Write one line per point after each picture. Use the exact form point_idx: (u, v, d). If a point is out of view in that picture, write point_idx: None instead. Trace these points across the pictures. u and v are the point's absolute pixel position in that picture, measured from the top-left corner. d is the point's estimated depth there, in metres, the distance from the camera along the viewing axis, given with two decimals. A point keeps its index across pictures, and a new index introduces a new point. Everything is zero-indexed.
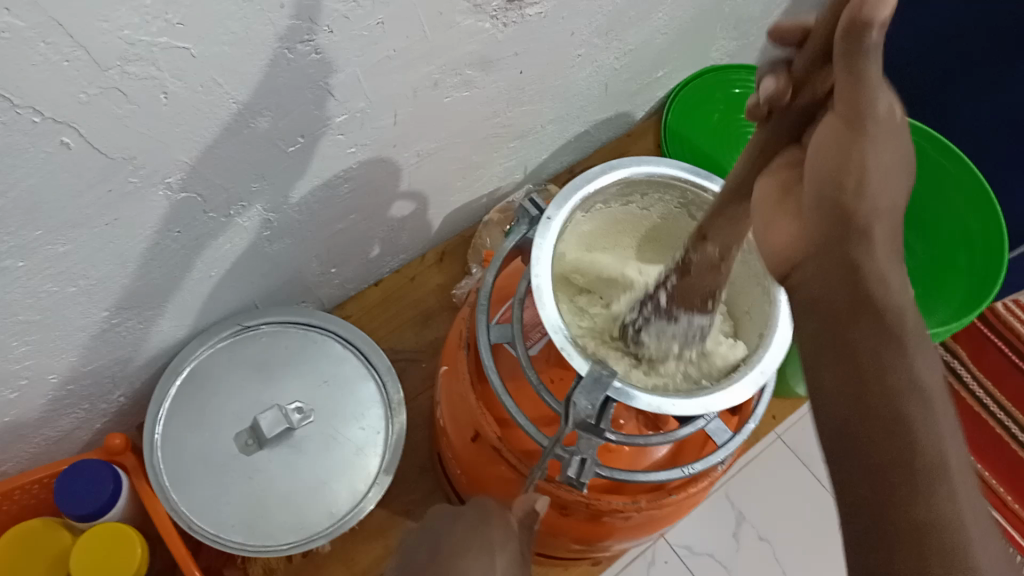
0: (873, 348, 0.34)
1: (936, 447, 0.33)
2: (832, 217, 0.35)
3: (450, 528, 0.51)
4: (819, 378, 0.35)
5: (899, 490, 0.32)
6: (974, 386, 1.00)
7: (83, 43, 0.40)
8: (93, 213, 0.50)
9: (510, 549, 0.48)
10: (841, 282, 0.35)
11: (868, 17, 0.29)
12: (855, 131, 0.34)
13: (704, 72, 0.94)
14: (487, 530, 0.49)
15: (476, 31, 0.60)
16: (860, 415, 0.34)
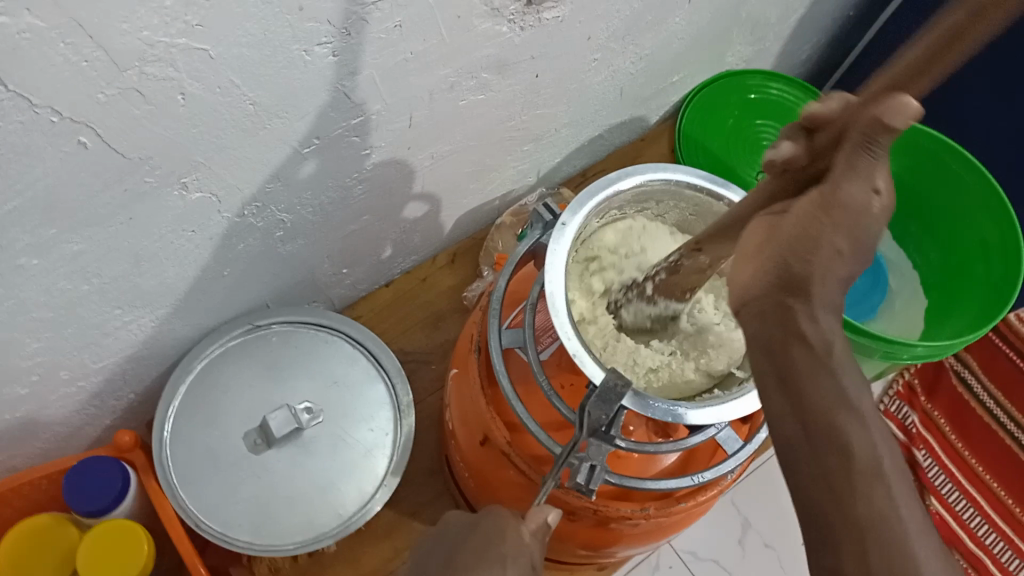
0: (807, 376, 0.36)
1: (873, 457, 0.35)
2: (780, 275, 0.37)
3: (463, 536, 0.50)
4: (766, 403, 0.37)
5: (847, 497, 0.35)
6: (983, 396, 0.99)
7: (103, 44, 0.40)
8: (108, 212, 0.50)
9: (523, 562, 0.47)
10: (775, 321, 0.37)
11: (887, 121, 0.32)
12: (835, 207, 0.36)
13: (720, 77, 0.94)
14: (499, 540, 0.48)
15: (494, 34, 0.60)
16: (802, 434, 0.36)
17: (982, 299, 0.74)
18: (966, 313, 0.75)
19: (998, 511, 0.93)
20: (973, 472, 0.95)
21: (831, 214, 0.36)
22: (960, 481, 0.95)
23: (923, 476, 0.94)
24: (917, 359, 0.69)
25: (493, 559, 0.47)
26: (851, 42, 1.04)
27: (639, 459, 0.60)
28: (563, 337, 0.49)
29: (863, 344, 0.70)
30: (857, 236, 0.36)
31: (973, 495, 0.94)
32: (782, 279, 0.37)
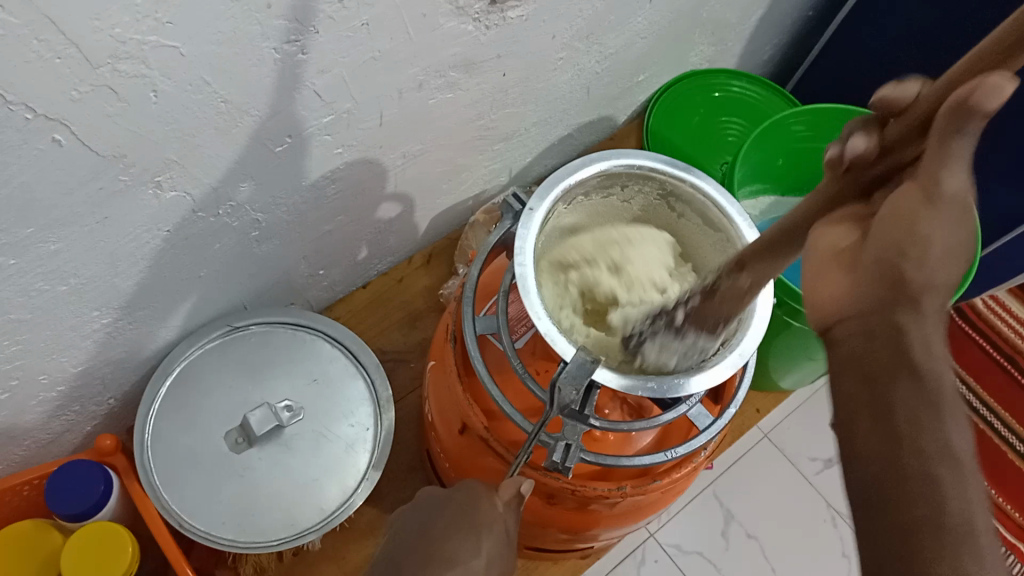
0: (914, 409, 0.32)
1: (964, 513, 0.30)
2: (886, 279, 0.33)
3: (438, 508, 0.52)
4: (851, 433, 0.33)
5: (935, 564, 0.30)
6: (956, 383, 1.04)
7: (75, 40, 0.41)
8: (84, 211, 0.51)
9: (496, 532, 0.50)
10: (882, 343, 0.33)
11: (975, 104, 0.28)
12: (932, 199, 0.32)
13: (685, 76, 0.96)
14: (476, 511, 0.51)
15: (459, 32, 0.61)
16: (891, 469, 0.32)
17: None
18: None
19: None
20: None
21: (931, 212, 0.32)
22: None
23: None
24: None
25: (469, 529, 0.50)
26: (811, 40, 1.07)
27: (615, 440, 0.61)
28: (535, 318, 0.50)
29: None
30: (957, 231, 0.32)
31: None
32: (878, 295, 0.33)
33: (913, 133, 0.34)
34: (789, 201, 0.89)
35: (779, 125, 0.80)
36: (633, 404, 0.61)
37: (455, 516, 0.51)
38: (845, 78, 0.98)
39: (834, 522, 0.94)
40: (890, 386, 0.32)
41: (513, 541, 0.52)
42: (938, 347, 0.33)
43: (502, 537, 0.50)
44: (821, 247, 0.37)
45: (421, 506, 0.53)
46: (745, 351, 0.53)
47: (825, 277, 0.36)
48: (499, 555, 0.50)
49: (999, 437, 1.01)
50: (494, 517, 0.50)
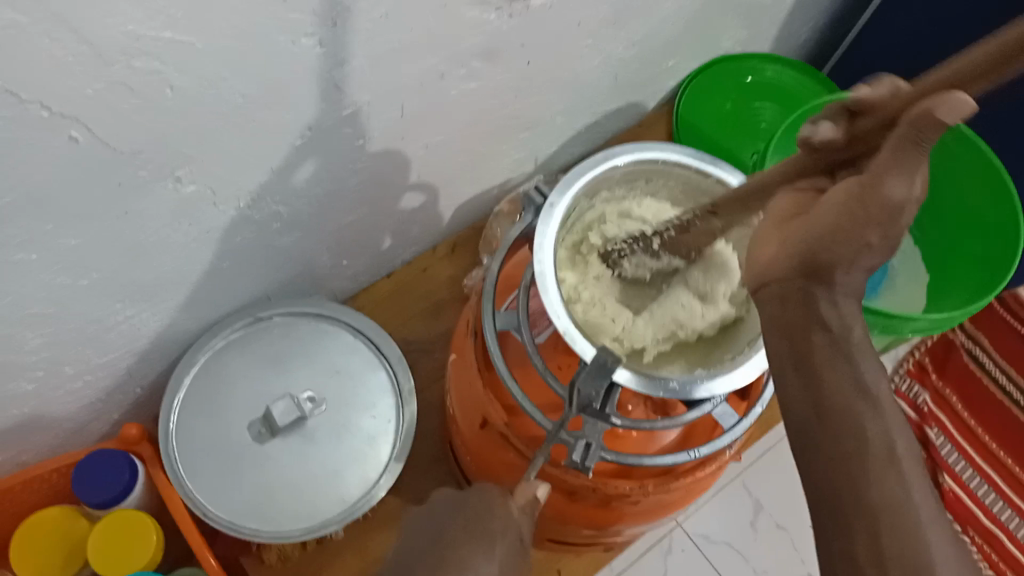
0: (827, 363, 0.37)
1: (882, 438, 0.36)
2: (807, 262, 0.36)
3: (452, 514, 0.51)
4: (783, 389, 0.38)
5: (854, 488, 0.36)
6: (995, 372, 1.01)
7: (88, 38, 0.41)
8: (103, 206, 0.51)
9: (508, 538, 0.49)
10: (799, 311, 0.37)
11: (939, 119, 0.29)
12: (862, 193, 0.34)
13: (717, 60, 0.94)
14: (490, 516, 0.50)
15: (481, 22, 0.60)
16: (819, 414, 0.37)
17: (982, 274, 0.75)
18: (968, 285, 0.76)
19: (1012, 487, 0.96)
20: (985, 446, 0.98)
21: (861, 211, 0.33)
22: (970, 455, 0.97)
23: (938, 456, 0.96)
24: (920, 333, 0.68)
25: (482, 535, 0.49)
26: (849, 22, 1.04)
27: (637, 437, 0.60)
28: (552, 316, 0.49)
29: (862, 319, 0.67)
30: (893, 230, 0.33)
31: (986, 471, 0.97)
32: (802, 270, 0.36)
33: (877, 131, 0.35)
34: None
35: (814, 114, 0.79)
36: (657, 401, 0.60)
37: (468, 521, 0.50)
38: (884, 61, 0.95)
39: None
40: (806, 341, 0.37)
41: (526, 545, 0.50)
42: (848, 308, 0.37)
43: (515, 543, 0.49)
44: (770, 220, 0.39)
45: (436, 510, 0.52)
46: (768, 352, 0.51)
47: (767, 243, 0.38)
48: (511, 562, 0.49)
49: None
50: (508, 523, 0.49)
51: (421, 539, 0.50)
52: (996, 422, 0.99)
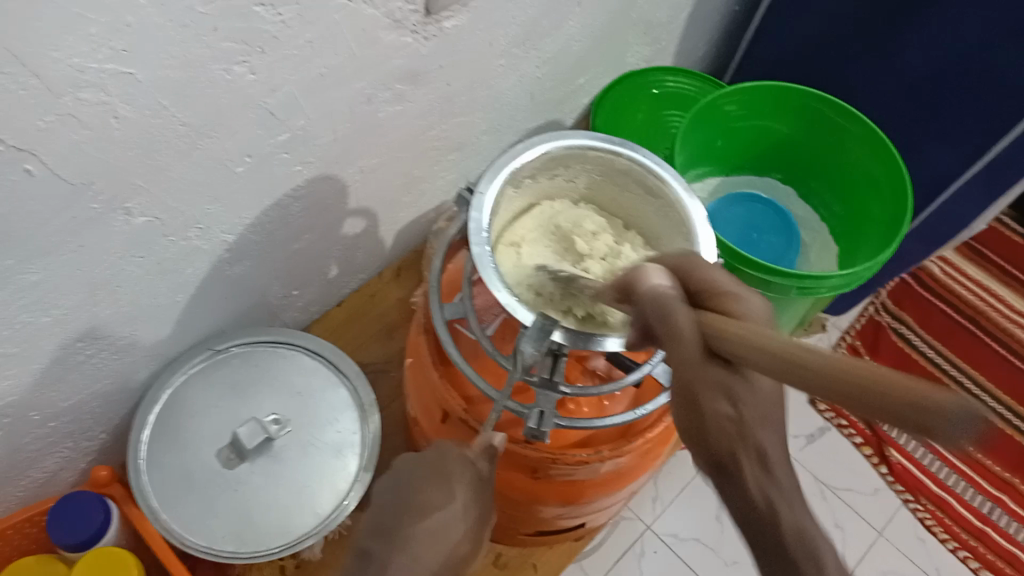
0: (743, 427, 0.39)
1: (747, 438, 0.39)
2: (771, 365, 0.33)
3: (414, 470, 0.54)
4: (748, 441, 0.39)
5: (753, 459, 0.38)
6: (923, 346, 1.14)
7: (38, 72, 0.44)
8: (59, 241, 0.54)
9: (468, 477, 0.53)
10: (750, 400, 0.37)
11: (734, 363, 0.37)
12: (685, 334, 0.35)
13: (624, 77, 1.00)
14: (450, 463, 0.54)
15: (400, 45, 0.65)
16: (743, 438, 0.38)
17: (885, 230, 0.82)
18: (876, 243, 0.83)
19: (955, 453, 1.07)
20: None
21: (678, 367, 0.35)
22: None
23: (880, 430, 1.06)
24: (833, 290, 0.74)
25: (445, 480, 0.53)
26: (739, 32, 1.13)
27: (590, 409, 0.65)
28: (494, 290, 0.53)
29: (777, 283, 0.74)
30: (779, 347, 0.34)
31: (930, 441, 1.07)
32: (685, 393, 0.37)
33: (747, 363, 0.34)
34: (734, 181, 0.95)
35: (716, 115, 0.86)
36: (604, 375, 0.65)
37: (429, 472, 0.53)
38: (775, 61, 1.03)
39: (824, 494, 1.02)
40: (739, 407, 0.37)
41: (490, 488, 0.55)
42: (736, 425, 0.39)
43: (476, 481, 0.53)
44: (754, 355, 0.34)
45: (397, 472, 0.54)
46: None
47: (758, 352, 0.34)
48: (475, 499, 0.53)
49: (972, 395, 1.11)
50: (464, 464, 0.54)
51: (388, 496, 0.53)
52: None
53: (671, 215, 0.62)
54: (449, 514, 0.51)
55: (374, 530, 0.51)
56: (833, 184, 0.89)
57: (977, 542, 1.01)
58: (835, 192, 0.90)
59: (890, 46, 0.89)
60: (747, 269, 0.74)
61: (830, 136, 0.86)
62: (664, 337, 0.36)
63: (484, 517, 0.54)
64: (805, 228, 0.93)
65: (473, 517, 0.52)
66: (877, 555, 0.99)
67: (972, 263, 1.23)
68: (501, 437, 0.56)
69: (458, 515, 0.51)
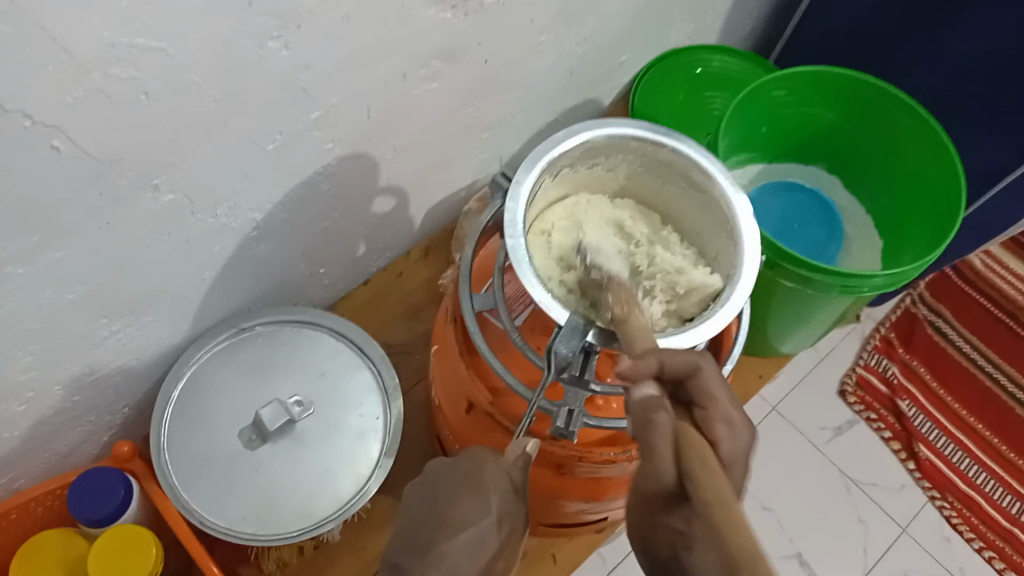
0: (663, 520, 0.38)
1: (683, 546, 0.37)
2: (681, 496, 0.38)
3: (445, 479, 0.53)
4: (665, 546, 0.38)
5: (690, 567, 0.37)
6: (959, 342, 1.10)
7: (66, 46, 0.42)
8: (85, 218, 0.52)
9: (501, 488, 0.52)
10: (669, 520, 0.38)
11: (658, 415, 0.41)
12: (665, 459, 0.38)
13: (665, 56, 0.97)
14: (482, 472, 0.53)
15: (439, 22, 0.62)
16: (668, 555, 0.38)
17: (935, 228, 0.78)
18: (922, 241, 0.80)
19: (987, 453, 1.04)
20: (959, 417, 1.05)
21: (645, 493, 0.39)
22: (945, 426, 1.05)
23: (910, 426, 1.03)
24: (877, 290, 0.71)
25: (479, 490, 0.52)
26: (786, 11, 1.09)
27: (619, 406, 0.63)
28: (529, 286, 0.51)
29: (819, 281, 0.71)
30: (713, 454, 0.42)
31: (961, 440, 1.04)
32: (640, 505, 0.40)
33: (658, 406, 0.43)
34: (775, 168, 0.92)
35: (761, 100, 0.82)
36: None
37: (462, 481, 0.52)
38: (824, 44, 0.99)
39: (849, 488, 1.00)
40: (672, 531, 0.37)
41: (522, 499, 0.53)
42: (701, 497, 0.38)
43: (510, 492, 0.52)
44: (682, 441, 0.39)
45: (428, 479, 0.54)
46: (739, 300, 0.52)
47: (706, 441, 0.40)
48: (507, 511, 0.52)
49: (1008, 393, 1.08)
50: (499, 475, 0.52)
51: (421, 508, 0.52)
52: (966, 392, 1.07)
53: (715, 210, 0.59)
54: (481, 530, 0.50)
55: (406, 546, 0.50)
56: (881, 177, 0.86)
57: (1004, 543, 0.99)
58: (882, 185, 0.86)
59: (949, 33, 0.84)
60: (788, 265, 0.71)
61: (880, 126, 0.82)
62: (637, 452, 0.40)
63: (516, 528, 0.52)
64: (847, 220, 0.89)
65: (505, 531, 0.51)
66: (900, 553, 0.97)
67: (1016, 257, 1.19)
68: (532, 442, 0.55)
69: (492, 529, 0.51)
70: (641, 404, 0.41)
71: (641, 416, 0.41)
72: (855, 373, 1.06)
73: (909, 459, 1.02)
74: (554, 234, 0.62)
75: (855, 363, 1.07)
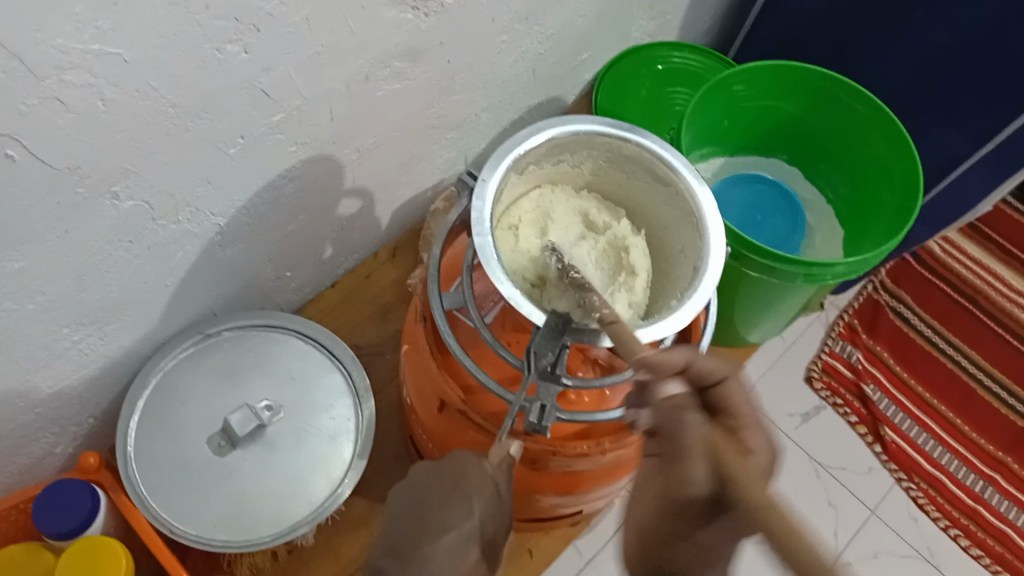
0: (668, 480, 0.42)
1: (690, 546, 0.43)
2: (681, 499, 0.42)
3: (430, 483, 0.53)
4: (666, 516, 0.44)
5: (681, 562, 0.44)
6: (921, 326, 1.12)
7: (18, 53, 0.41)
8: (44, 226, 0.51)
9: (487, 494, 0.52)
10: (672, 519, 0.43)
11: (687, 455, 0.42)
12: (698, 463, 0.41)
13: (628, 51, 0.98)
14: (467, 477, 0.52)
15: (400, 22, 0.62)
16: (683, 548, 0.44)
17: (895, 216, 0.79)
18: (883, 229, 0.81)
19: (951, 435, 1.06)
20: (922, 400, 1.07)
21: (676, 490, 0.42)
22: (910, 410, 1.07)
23: (876, 410, 1.05)
24: (840, 278, 0.72)
25: (462, 493, 0.51)
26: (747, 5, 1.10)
27: (591, 400, 0.64)
28: (497, 283, 0.50)
29: (784, 270, 0.72)
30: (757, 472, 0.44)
31: (926, 423, 1.06)
32: (670, 504, 0.43)
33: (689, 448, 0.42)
34: (738, 160, 0.93)
35: (723, 94, 0.83)
36: (606, 364, 0.64)
37: (448, 484, 0.52)
38: (784, 37, 1.00)
39: (819, 473, 1.02)
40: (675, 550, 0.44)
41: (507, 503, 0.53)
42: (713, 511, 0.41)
43: (495, 497, 0.52)
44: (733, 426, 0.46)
45: (415, 483, 0.54)
46: (706, 291, 0.53)
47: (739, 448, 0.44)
48: (491, 514, 0.52)
49: (969, 375, 1.10)
50: (483, 478, 0.52)
51: (405, 509, 0.52)
52: (929, 375, 1.09)
53: (680, 203, 0.59)
54: (464, 533, 0.50)
55: (390, 551, 0.50)
56: (841, 168, 0.87)
57: (970, 523, 1.01)
58: (843, 175, 0.88)
59: (904, 26, 0.86)
60: (753, 256, 0.72)
61: (840, 117, 0.83)
62: (668, 450, 0.43)
63: (500, 531, 0.52)
64: (810, 209, 0.91)
65: (490, 534, 0.52)
66: (869, 535, 0.99)
67: (974, 243, 1.22)
68: (518, 446, 0.55)
69: (476, 533, 0.51)
70: (666, 407, 0.44)
71: (669, 417, 0.44)
72: (820, 360, 1.07)
73: (876, 444, 1.04)
74: (520, 226, 0.62)
75: (820, 351, 1.08)
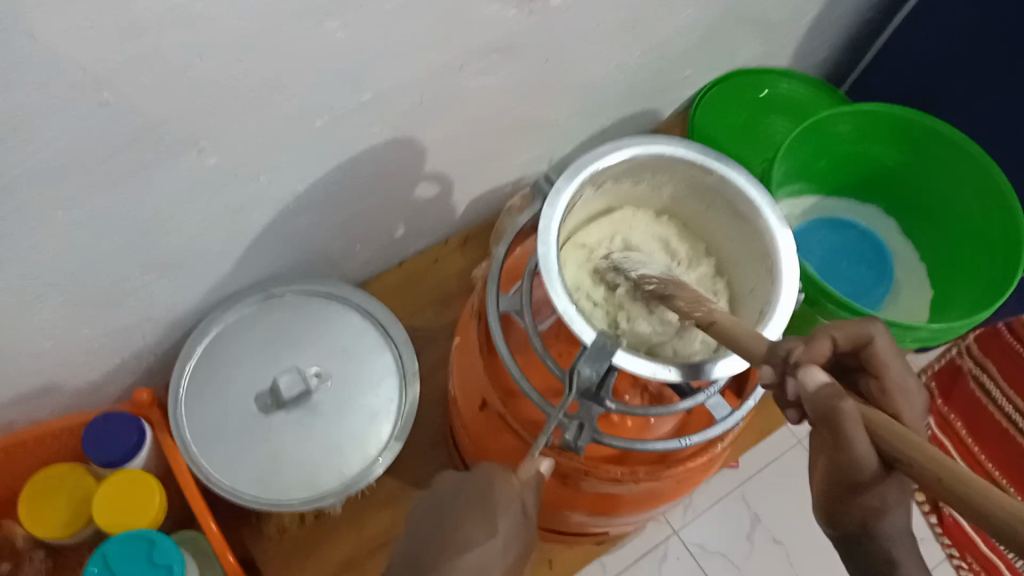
0: (842, 471, 0.35)
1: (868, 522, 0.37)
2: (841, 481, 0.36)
3: (457, 495, 0.53)
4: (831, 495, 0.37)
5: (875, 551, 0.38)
6: (1001, 402, 1.05)
7: (123, 3, 0.43)
8: (131, 170, 0.53)
9: (513, 513, 0.51)
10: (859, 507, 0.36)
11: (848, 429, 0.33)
12: (861, 440, 0.33)
13: (733, 74, 0.95)
14: (494, 493, 0.52)
15: (501, 17, 0.62)
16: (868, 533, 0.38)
17: (988, 286, 0.75)
18: (973, 297, 0.77)
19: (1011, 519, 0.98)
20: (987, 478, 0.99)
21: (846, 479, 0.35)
22: None
23: None
24: (918, 342, 0.69)
25: (487, 510, 0.51)
26: (867, 43, 1.06)
27: (633, 426, 0.63)
28: (554, 297, 0.50)
29: None
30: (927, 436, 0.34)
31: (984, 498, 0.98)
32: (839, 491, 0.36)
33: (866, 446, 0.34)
34: (830, 204, 0.89)
35: (822, 133, 0.80)
36: (654, 393, 0.63)
37: (474, 498, 0.52)
38: (900, 82, 0.96)
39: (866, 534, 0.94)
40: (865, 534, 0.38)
41: (532, 522, 0.52)
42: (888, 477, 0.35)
43: (520, 519, 0.51)
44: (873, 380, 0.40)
45: (440, 494, 0.54)
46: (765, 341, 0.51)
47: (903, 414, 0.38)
48: (515, 536, 0.51)
49: None
50: (510, 497, 0.51)
51: (429, 521, 0.53)
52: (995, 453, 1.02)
53: (756, 242, 0.57)
54: (486, 553, 0.49)
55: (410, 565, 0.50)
56: (939, 227, 0.83)
57: None
58: (940, 235, 0.83)
59: None
60: (830, 305, 0.70)
61: (946, 175, 0.80)
62: (828, 440, 0.35)
63: (523, 554, 0.52)
64: (900, 264, 0.86)
65: (513, 557, 0.50)
66: None
67: None
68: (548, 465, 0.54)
69: (498, 552, 0.50)
70: (823, 392, 0.34)
71: (824, 405, 0.34)
72: None
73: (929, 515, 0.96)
74: (592, 246, 0.62)
75: None
